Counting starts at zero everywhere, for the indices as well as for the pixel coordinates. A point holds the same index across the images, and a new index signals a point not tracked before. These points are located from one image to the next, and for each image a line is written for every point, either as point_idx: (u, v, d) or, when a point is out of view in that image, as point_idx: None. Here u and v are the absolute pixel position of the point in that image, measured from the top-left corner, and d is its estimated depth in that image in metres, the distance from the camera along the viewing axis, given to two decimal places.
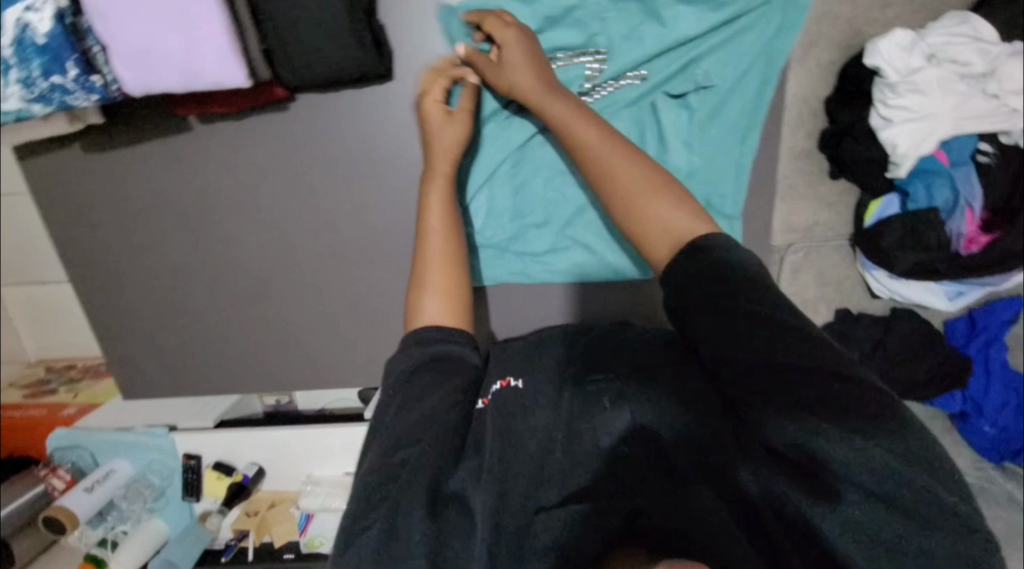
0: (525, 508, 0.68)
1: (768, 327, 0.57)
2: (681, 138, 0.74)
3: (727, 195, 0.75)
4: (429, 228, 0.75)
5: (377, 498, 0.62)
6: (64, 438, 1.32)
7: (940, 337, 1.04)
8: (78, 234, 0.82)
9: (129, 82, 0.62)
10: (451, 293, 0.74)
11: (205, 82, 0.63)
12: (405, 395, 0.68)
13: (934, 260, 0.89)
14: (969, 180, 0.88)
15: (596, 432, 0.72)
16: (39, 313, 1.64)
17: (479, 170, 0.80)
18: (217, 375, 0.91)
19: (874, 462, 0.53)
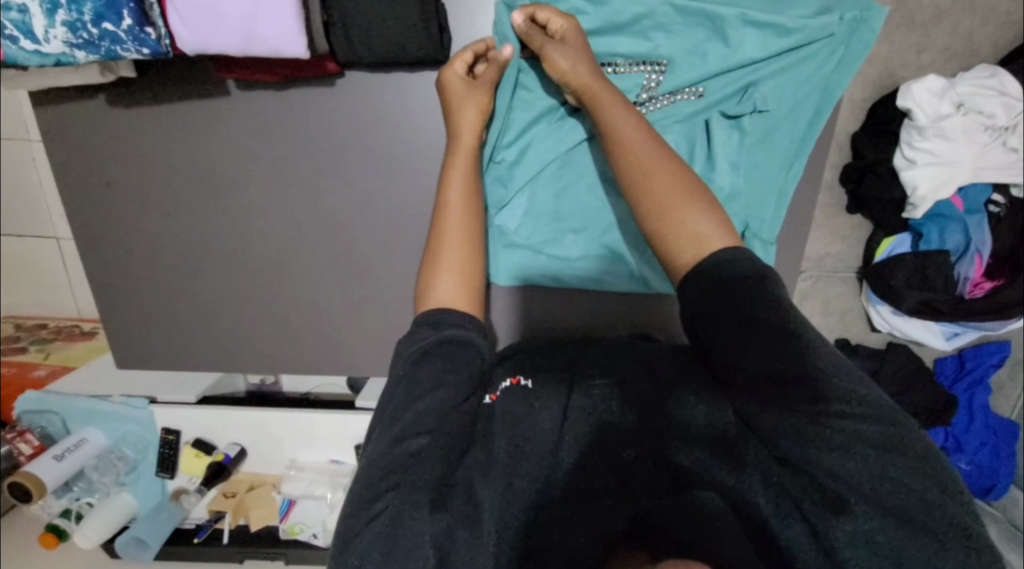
0: (529, 503, 0.66)
1: (784, 342, 0.56)
2: (729, 159, 0.74)
3: (765, 219, 0.77)
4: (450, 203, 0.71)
5: (381, 490, 0.59)
6: (33, 401, 1.24)
7: (930, 374, 1.08)
8: (89, 191, 0.78)
9: (185, 38, 0.59)
10: (465, 273, 0.71)
11: (265, 49, 0.60)
12: (410, 383, 0.64)
13: (938, 301, 0.92)
14: (980, 228, 0.90)
15: (602, 431, 0.71)
16: (12, 267, 1.56)
17: (524, 169, 0.78)
18: (218, 351, 0.87)
19: (878, 469, 0.54)
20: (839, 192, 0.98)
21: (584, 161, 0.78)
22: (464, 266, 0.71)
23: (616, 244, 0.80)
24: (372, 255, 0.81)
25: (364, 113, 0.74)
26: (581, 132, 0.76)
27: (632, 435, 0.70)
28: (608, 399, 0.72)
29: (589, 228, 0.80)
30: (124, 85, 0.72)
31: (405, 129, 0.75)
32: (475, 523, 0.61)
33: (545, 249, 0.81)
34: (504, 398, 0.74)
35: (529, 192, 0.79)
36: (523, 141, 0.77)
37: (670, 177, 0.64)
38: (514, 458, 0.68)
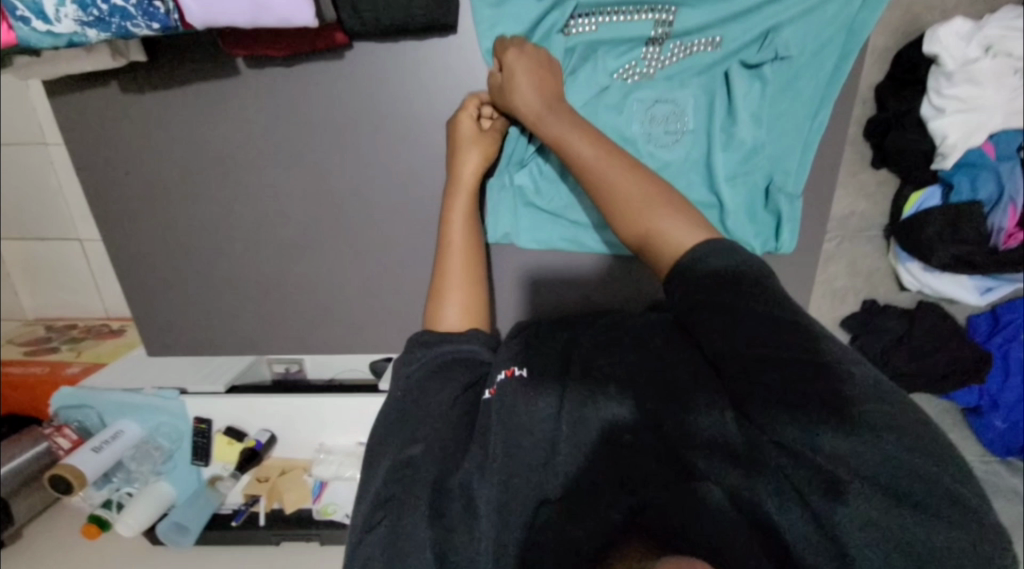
0: (529, 500, 0.63)
1: (755, 328, 0.54)
2: (751, 111, 0.73)
3: (790, 172, 0.75)
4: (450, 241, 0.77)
5: (385, 498, 0.63)
6: (68, 397, 1.28)
7: (963, 331, 1.05)
8: (112, 181, 0.79)
9: (192, 9, 0.56)
10: (469, 309, 0.75)
11: (274, 17, 0.57)
12: (405, 399, 0.68)
13: (971, 254, 0.90)
14: (1016, 175, 0.85)
15: (601, 423, 0.65)
16: (41, 270, 1.60)
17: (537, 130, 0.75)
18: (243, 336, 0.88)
19: (869, 458, 0.50)
20: (863, 147, 0.95)
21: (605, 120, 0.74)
22: (468, 298, 0.76)
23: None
24: (387, 231, 0.81)
25: (372, 88, 0.73)
26: (595, 87, 0.73)
27: (631, 426, 0.64)
28: (613, 405, 0.65)
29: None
30: (135, 71, 0.72)
31: (416, 102, 0.75)
32: (472, 515, 0.62)
33: (564, 213, 0.80)
34: (497, 398, 0.68)
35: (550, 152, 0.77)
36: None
37: (630, 183, 0.63)
38: (507, 453, 0.64)
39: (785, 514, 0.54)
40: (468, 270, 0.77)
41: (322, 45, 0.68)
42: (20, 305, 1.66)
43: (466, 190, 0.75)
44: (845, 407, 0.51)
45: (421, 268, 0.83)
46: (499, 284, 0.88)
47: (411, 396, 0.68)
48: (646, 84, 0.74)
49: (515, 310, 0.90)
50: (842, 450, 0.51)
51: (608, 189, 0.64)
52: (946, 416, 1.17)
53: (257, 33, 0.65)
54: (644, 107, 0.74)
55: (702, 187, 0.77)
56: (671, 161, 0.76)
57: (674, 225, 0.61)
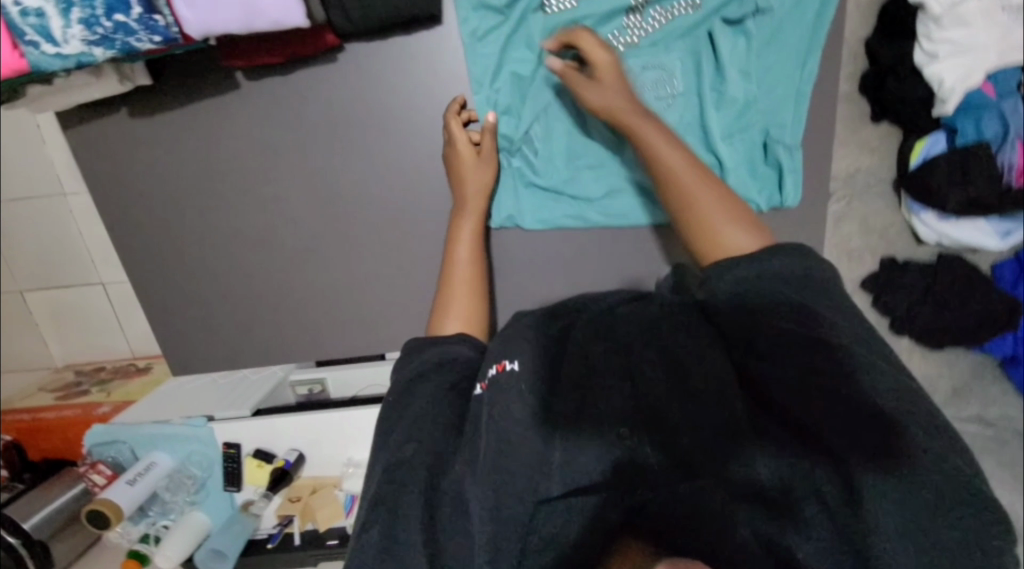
0: (524, 500, 0.63)
1: (799, 334, 0.62)
2: (739, 67, 0.74)
3: (786, 124, 0.75)
4: (456, 266, 0.78)
5: (391, 501, 0.62)
6: (101, 434, 1.31)
7: (988, 280, 1.02)
8: (127, 207, 0.81)
9: (190, 22, 0.60)
10: (470, 317, 0.77)
11: (266, 21, 0.60)
12: (401, 400, 0.70)
13: (986, 196, 0.87)
14: (1018, 111, 0.86)
15: (589, 413, 0.67)
16: (68, 317, 1.65)
17: (529, 109, 0.76)
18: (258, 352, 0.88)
19: (874, 447, 0.57)
20: (861, 102, 0.94)
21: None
22: (467, 306, 0.77)
23: (636, 174, 0.80)
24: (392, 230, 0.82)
25: (365, 89, 0.75)
26: (581, 59, 0.74)
27: (626, 415, 0.66)
28: (610, 398, 0.68)
29: (608, 162, 0.79)
30: (144, 99, 0.76)
31: (410, 101, 0.76)
32: (463, 516, 0.62)
33: (563, 188, 0.80)
34: (489, 393, 0.68)
35: (542, 129, 0.78)
36: (530, 74, 0.75)
37: (705, 189, 0.71)
38: (499, 453, 0.64)
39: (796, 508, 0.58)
40: (472, 284, 0.78)
41: (317, 49, 0.70)
42: (50, 354, 1.70)
43: (473, 216, 0.77)
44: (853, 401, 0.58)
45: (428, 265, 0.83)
46: (508, 274, 0.87)
47: (404, 397, 0.70)
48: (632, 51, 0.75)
49: (526, 299, 0.89)
50: (849, 438, 0.58)
51: (685, 187, 0.71)
52: (981, 371, 1.13)
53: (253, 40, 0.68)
54: (633, 75, 0.75)
55: (699, 147, 0.78)
56: (664, 125, 0.77)
57: (730, 234, 0.70)
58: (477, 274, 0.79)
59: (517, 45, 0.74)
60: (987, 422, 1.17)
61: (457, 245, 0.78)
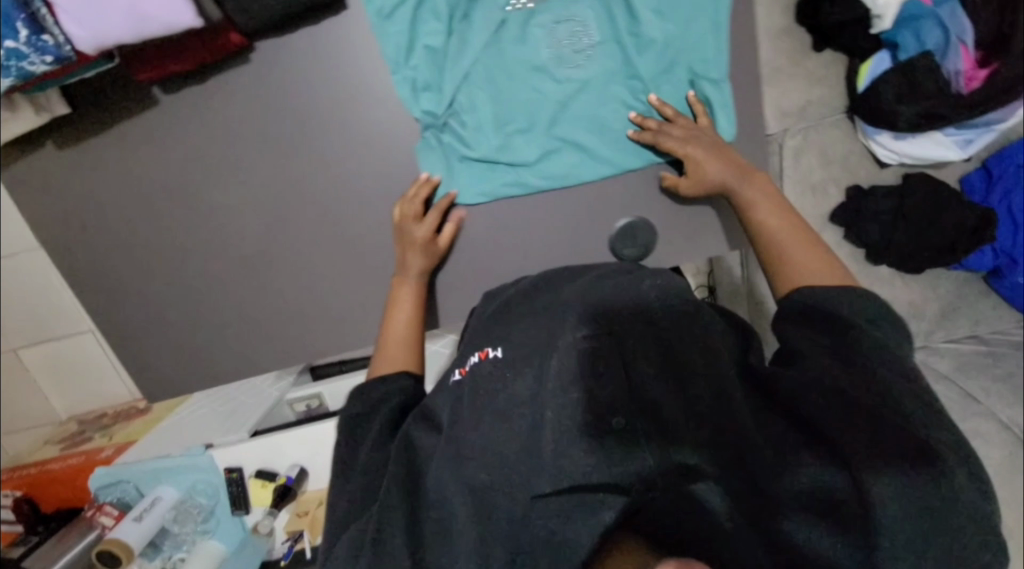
0: (518, 495, 0.55)
1: (834, 337, 0.59)
2: (651, 7, 0.75)
3: (710, 57, 0.76)
4: (394, 315, 0.76)
5: (364, 502, 0.60)
6: (104, 476, 1.31)
7: (957, 195, 1.01)
8: (70, 242, 0.80)
9: (83, 38, 0.59)
10: (405, 349, 0.74)
11: (157, 26, 0.60)
12: (354, 437, 0.67)
13: (937, 107, 0.86)
14: (956, 16, 0.83)
15: (587, 399, 0.56)
16: (63, 369, 1.66)
17: (450, 79, 0.74)
18: (224, 374, 0.85)
19: (903, 454, 0.50)
20: (799, 32, 0.92)
21: (507, 52, 0.75)
22: (403, 346, 0.75)
23: (570, 131, 0.77)
24: (337, 226, 0.79)
25: (288, 87, 0.74)
26: (493, 21, 0.74)
27: (630, 396, 0.57)
28: (610, 379, 0.58)
29: (538, 123, 0.77)
30: (72, 130, 0.75)
31: (336, 93, 0.75)
32: (445, 518, 0.56)
33: (497, 158, 0.77)
34: (469, 382, 0.62)
35: (465, 100, 0.75)
36: (442, 44, 0.74)
37: (789, 232, 0.70)
38: (485, 449, 0.56)
39: (810, 504, 0.52)
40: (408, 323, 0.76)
41: (224, 52, 0.69)
42: (51, 408, 1.71)
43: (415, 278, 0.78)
44: (879, 401, 0.53)
45: (379, 256, 0.81)
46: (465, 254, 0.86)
47: (359, 426, 0.67)
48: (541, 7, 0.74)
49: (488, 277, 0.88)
50: (871, 441, 0.51)
51: (769, 235, 0.70)
52: (967, 289, 1.11)
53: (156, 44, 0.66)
54: (547, 32, 0.75)
55: (626, 94, 0.77)
56: (586, 77, 0.76)
57: (805, 270, 0.67)
58: (415, 325, 0.76)
59: (424, 17, 0.73)
60: (982, 339, 1.14)
61: (396, 309, 0.77)
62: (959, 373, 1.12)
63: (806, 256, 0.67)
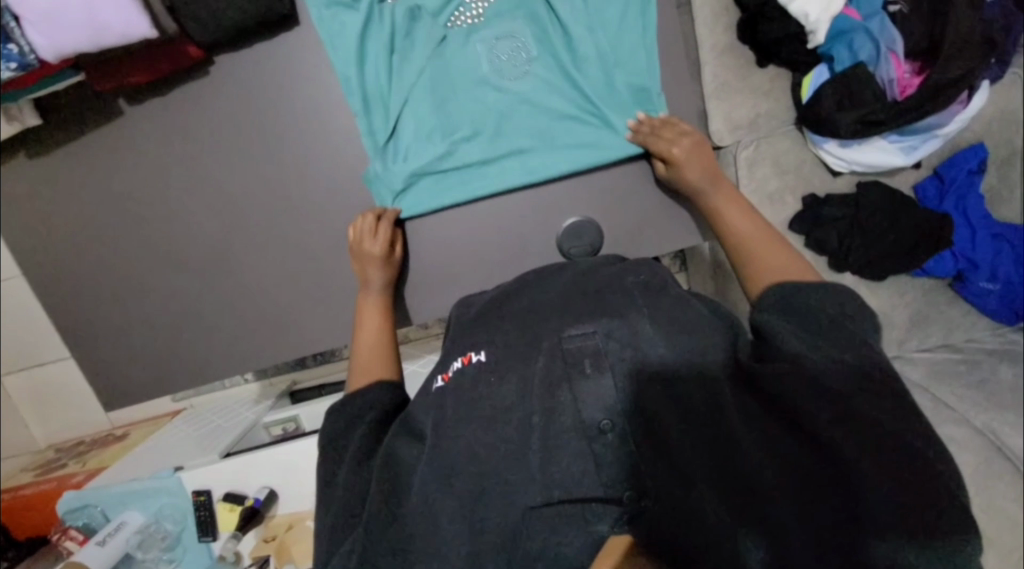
0: (510, 502, 0.53)
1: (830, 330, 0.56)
2: (584, 24, 0.81)
3: (642, 70, 0.82)
4: (365, 326, 0.75)
5: (349, 508, 0.58)
6: (72, 500, 1.29)
7: (912, 201, 1.02)
8: (39, 249, 0.83)
9: (41, 46, 0.64)
10: (380, 358, 0.73)
11: (113, 36, 0.65)
12: (333, 446, 0.64)
13: (874, 113, 0.89)
14: (885, 28, 0.88)
15: (577, 408, 0.55)
16: (44, 395, 1.66)
17: (395, 92, 0.79)
18: (183, 380, 0.86)
19: (907, 470, 0.47)
20: (742, 49, 0.97)
21: (450, 67, 0.80)
22: (374, 356, 0.73)
23: (513, 139, 0.82)
24: (297, 231, 0.82)
25: (251, 100, 0.79)
26: (436, 40, 0.79)
27: (626, 404, 0.54)
28: (606, 384, 0.55)
29: (482, 131, 0.81)
30: (47, 142, 0.80)
31: (297, 107, 0.80)
32: (433, 522, 0.53)
33: (445, 165, 0.81)
34: (450, 385, 0.59)
35: (411, 112, 0.80)
36: (387, 60, 0.79)
37: (763, 236, 0.70)
38: (474, 455, 0.55)
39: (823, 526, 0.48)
40: (384, 333, 0.76)
41: (181, 63, 0.75)
42: (32, 436, 1.70)
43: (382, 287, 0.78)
44: (882, 413, 0.50)
45: (338, 260, 0.83)
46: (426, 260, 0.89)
47: (339, 442, 0.64)
48: (481, 26, 0.81)
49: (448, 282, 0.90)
50: (881, 457, 0.47)
51: (742, 241, 0.71)
52: (936, 295, 1.11)
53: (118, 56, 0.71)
54: (487, 48, 0.81)
55: (565, 103, 0.82)
56: (525, 89, 0.82)
57: (774, 264, 0.66)
58: (386, 337, 0.75)
59: (370, 34, 0.78)
60: (956, 347, 1.14)
61: (364, 320, 0.76)
62: (935, 381, 1.10)
63: (784, 259, 0.67)
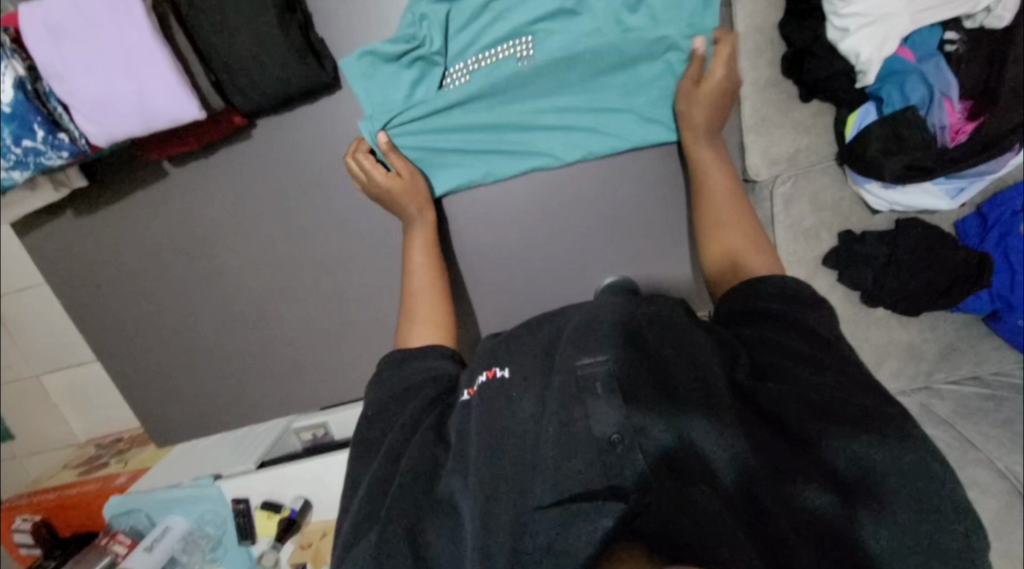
0: (520, 504, 0.52)
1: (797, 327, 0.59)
2: (633, 117, 0.80)
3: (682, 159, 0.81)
4: (413, 267, 0.78)
5: (365, 518, 0.56)
6: (118, 504, 1.36)
7: (953, 239, 1.00)
8: (86, 296, 0.85)
9: (94, 133, 0.68)
10: (435, 327, 0.75)
11: (164, 120, 0.67)
12: (382, 410, 0.66)
13: (921, 160, 0.87)
14: (940, 72, 0.85)
15: (588, 422, 0.53)
16: (80, 393, 1.72)
17: (436, 152, 0.80)
18: (236, 414, 0.91)
19: (876, 432, 0.51)
20: (785, 84, 0.93)
21: (500, 135, 0.81)
22: (432, 316, 0.75)
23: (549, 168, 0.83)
24: (337, 279, 0.84)
25: (287, 153, 0.78)
26: (480, 98, 0.78)
27: (634, 418, 0.52)
28: (612, 404, 0.53)
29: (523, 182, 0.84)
30: (87, 195, 0.80)
31: (330, 156, 0.79)
32: None
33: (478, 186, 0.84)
34: (476, 399, 0.59)
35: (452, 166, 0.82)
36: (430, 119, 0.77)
37: (738, 215, 0.75)
38: (491, 457, 0.54)
39: (810, 487, 0.50)
40: (434, 288, 0.77)
41: (226, 131, 0.75)
42: (72, 430, 1.77)
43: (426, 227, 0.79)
44: (843, 391, 0.53)
45: (378, 308, 0.85)
46: (465, 302, 0.93)
47: (386, 406, 0.66)
48: (531, 103, 0.79)
49: (488, 323, 0.94)
50: (864, 452, 0.50)
51: (716, 213, 0.76)
52: (968, 329, 1.10)
53: (168, 132, 0.73)
54: (536, 125, 0.80)
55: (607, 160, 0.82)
56: (564, 163, 0.82)
57: (749, 263, 0.70)
58: (439, 287, 0.78)
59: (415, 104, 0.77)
60: (985, 381, 1.13)
61: (412, 253, 0.78)
62: (959, 416, 1.11)
63: (750, 246, 0.72)
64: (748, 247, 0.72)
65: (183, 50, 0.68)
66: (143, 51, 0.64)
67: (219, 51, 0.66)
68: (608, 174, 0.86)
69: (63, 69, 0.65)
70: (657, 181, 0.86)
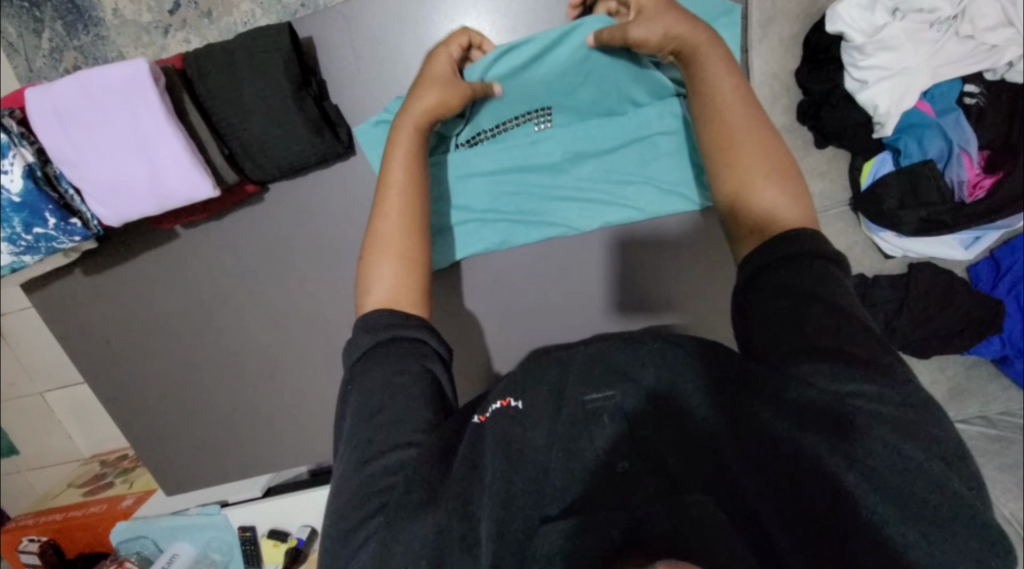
0: (529, 517, 0.55)
1: (831, 313, 0.50)
2: (643, 176, 0.84)
3: (676, 205, 0.84)
4: (391, 173, 0.67)
5: (349, 524, 0.51)
6: (125, 531, 1.36)
7: (965, 285, 1.00)
8: (107, 343, 0.88)
9: (107, 215, 0.71)
10: (406, 290, 0.63)
11: (176, 199, 0.70)
12: (362, 391, 0.57)
13: (936, 213, 0.87)
14: (960, 127, 0.85)
15: (595, 448, 0.58)
16: (80, 409, 1.68)
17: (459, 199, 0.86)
18: (254, 450, 0.95)
19: (908, 428, 0.45)
20: (800, 130, 0.91)
21: (515, 201, 0.87)
22: (405, 280, 0.63)
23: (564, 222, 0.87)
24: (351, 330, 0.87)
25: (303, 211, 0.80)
26: (494, 160, 0.84)
27: (633, 445, 0.58)
28: (610, 435, 0.59)
29: (539, 229, 0.87)
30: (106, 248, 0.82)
31: (347, 212, 0.81)
32: None
33: (495, 238, 0.88)
34: (487, 427, 0.57)
35: (472, 219, 0.87)
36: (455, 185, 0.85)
37: (757, 154, 0.59)
38: (507, 477, 0.55)
39: (835, 502, 0.47)
40: (410, 230, 0.65)
41: (237, 200, 0.78)
42: (76, 445, 1.74)
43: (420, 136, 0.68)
44: (865, 397, 0.47)
45: None
46: (476, 347, 0.95)
47: (367, 394, 0.56)
48: (546, 172, 0.85)
49: (498, 365, 0.96)
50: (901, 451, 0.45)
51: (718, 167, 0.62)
52: (977, 369, 1.10)
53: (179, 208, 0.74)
54: (552, 180, 0.85)
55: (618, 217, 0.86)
56: (577, 217, 0.86)
57: (765, 210, 0.57)
58: (415, 213, 0.66)
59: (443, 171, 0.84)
60: (991, 421, 1.13)
61: (393, 154, 0.67)
62: None
63: (766, 185, 0.58)
64: (776, 212, 0.57)
65: (195, 124, 0.70)
66: (152, 127, 0.66)
67: (235, 132, 0.70)
68: (615, 232, 0.88)
69: (75, 156, 0.67)
70: (667, 234, 0.87)
